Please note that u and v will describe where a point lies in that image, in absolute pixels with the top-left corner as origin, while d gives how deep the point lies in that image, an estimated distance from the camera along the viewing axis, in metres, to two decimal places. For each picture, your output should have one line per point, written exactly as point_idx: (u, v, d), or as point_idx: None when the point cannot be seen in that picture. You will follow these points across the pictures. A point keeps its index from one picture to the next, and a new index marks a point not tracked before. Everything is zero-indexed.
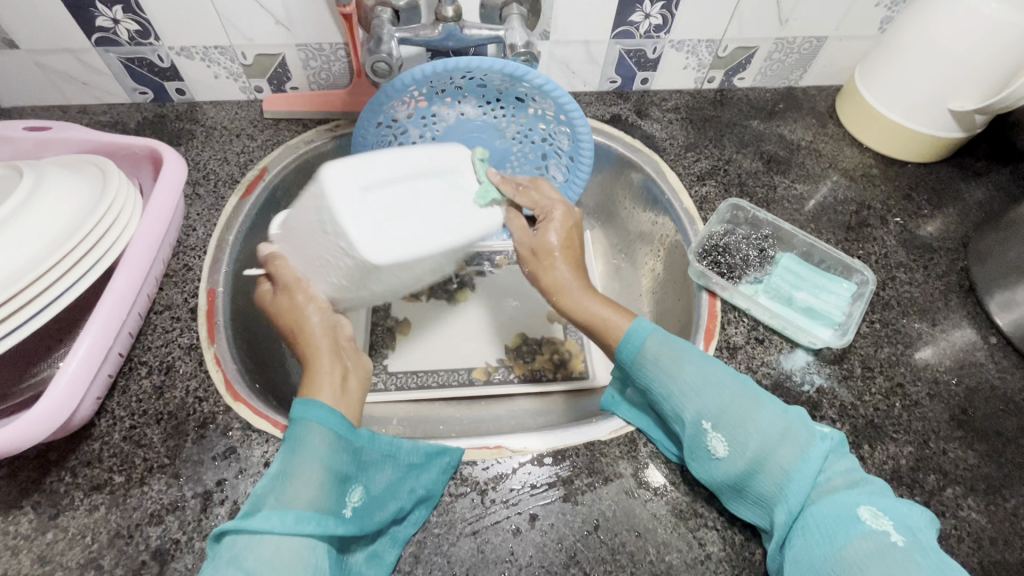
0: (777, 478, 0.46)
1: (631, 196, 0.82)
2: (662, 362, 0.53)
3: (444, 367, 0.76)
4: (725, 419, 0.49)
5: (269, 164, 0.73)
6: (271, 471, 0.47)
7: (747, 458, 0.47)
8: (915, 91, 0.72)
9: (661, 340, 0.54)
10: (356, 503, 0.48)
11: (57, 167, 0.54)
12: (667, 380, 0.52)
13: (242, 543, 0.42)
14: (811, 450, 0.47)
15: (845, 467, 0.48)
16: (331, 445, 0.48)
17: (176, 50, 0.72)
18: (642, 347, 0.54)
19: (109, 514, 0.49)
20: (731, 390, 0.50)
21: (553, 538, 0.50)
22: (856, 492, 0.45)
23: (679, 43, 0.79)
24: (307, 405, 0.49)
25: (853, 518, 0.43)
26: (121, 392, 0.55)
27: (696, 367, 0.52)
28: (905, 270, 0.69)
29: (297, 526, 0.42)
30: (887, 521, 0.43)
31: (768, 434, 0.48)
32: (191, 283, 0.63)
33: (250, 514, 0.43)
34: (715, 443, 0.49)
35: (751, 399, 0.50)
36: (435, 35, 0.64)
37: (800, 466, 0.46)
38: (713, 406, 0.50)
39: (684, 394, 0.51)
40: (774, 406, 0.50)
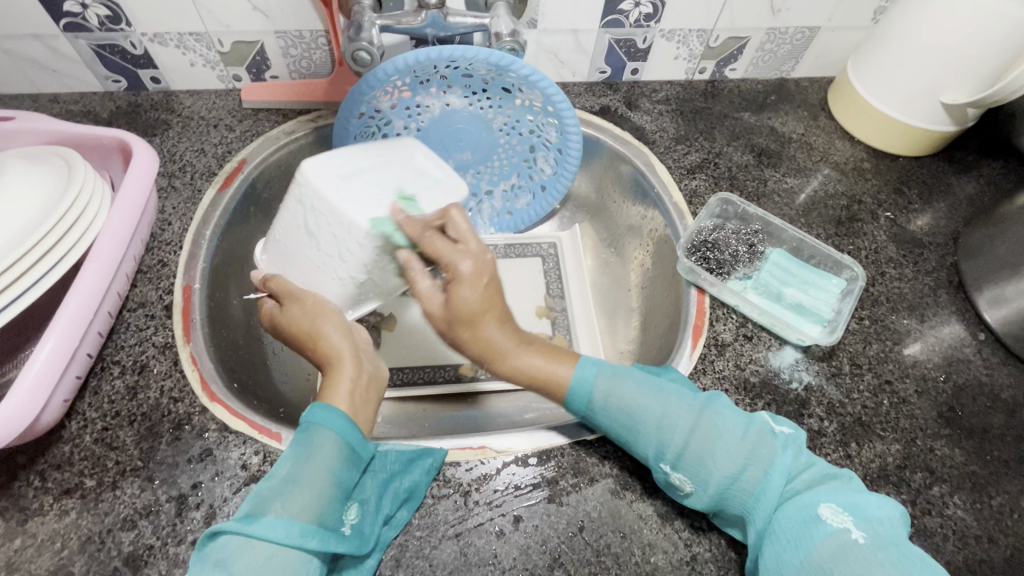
0: (743, 499, 0.46)
1: (621, 189, 0.81)
2: (616, 407, 0.50)
3: (430, 363, 0.74)
4: (685, 457, 0.48)
5: (248, 156, 0.71)
6: (280, 473, 0.44)
7: (712, 492, 0.47)
8: (908, 83, 0.71)
9: (609, 379, 0.51)
10: (355, 520, 0.46)
11: (19, 159, 0.52)
12: (623, 423, 0.50)
13: (235, 545, 0.40)
14: (775, 463, 0.47)
15: (808, 472, 0.47)
16: (343, 456, 0.46)
17: (149, 36, 0.69)
18: (591, 393, 0.51)
19: (80, 519, 0.48)
20: (688, 424, 0.48)
21: (537, 540, 0.49)
22: (815, 491, 0.45)
23: (669, 32, 0.77)
24: (325, 411, 0.46)
25: (815, 519, 0.43)
26: (92, 393, 0.54)
27: (650, 406, 0.49)
28: (895, 266, 0.69)
29: (301, 541, 0.41)
30: (847, 517, 0.43)
31: (730, 465, 0.47)
32: (166, 280, 0.61)
33: (252, 517, 0.41)
34: (679, 482, 0.48)
35: (709, 429, 0.48)
36: (418, 23, 0.62)
37: (764, 485, 0.46)
38: (671, 446, 0.48)
39: (642, 435, 0.49)
40: (734, 430, 0.48)
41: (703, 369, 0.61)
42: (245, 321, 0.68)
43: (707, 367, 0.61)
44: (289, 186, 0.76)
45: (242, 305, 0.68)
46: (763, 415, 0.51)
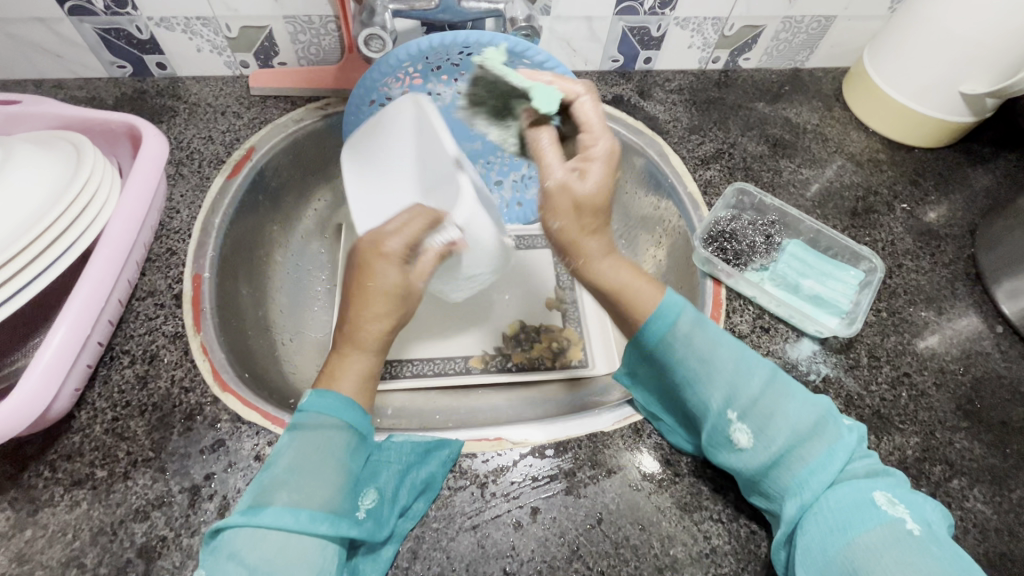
0: (799, 471, 0.45)
1: (633, 180, 0.80)
2: (694, 346, 0.49)
3: (441, 355, 0.74)
4: (754, 410, 0.46)
5: (256, 144, 0.70)
6: (280, 464, 0.43)
7: (771, 453, 0.45)
8: (927, 73, 0.70)
9: (695, 324, 0.49)
10: (371, 505, 0.46)
11: (26, 144, 0.51)
12: (696, 366, 0.48)
13: (246, 537, 0.39)
14: (836, 442, 0.46)
15: (865, 461, 0.46)
16: (349, 445, 0.45)
17: (155, 21, 0.68)
18: (674, 325, 0.49)
19: (91, 510, 0.47)
20: (760, 382, 0.47)
21: (555, 532, 0.49)
22: (872, 479, 0.44)
23: (684, 20, 0.76)
24: (340, 402, 0.46)
25: (870, 505, 0.42)
26: (102, 382, 0.53)
27: (729, 353, 0.48)
28: (911, 258, 0.68)
29: (310, 526, 0.40)
30: (902, 509, 0.42)
31: (798, 428, 0.46)
32: (176, 268, 0.60)
33: (257, 509, 0.40)
34: (739, 434, 0.47)
35: (781, 391, 0.47)
36: (430, 8, 0.61)
37: (823, 460, 0.45)
38: (742, 395, 0.47)
39: (716, 380, 0.48)
40: (801, 397, 0.47)
41: None
42: (254, 311, 0.67)
43: None
44: (298, 175, 0.75)
45: (251, 295, 0.67)
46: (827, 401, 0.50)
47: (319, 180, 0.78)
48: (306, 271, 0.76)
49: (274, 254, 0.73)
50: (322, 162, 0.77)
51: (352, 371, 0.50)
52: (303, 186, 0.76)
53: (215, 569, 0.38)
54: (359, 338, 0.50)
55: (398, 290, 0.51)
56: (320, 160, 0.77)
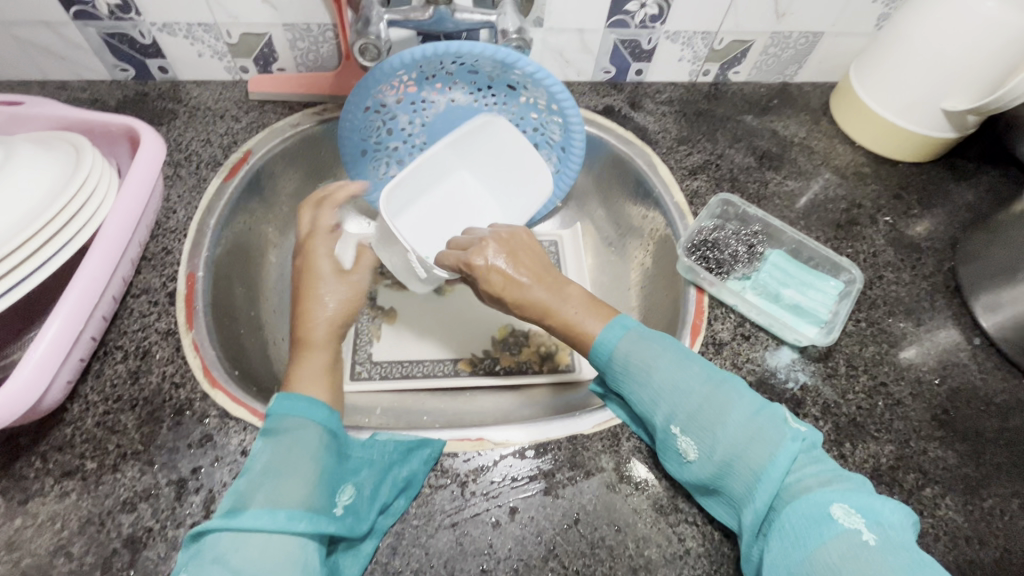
0: (747, 479, 0.46)
1: (623, 189, 0.82)
2: (634, 363, 0.52)
3: (429, 357, 0.75)
4: (694, 422, 0.49)
5: (253, 148, 0.72)
6: (258, 467, 0.45)
7: (716, 462, 0.47)
8: (909, 88, 0.71)
9: (636, 341, 0.52)
10: (347, 501, 0.47)
11: (29, 143, 0.52)
12: (640, 382, 0.51)
13: (228, 542, 0.40)
14: (780, 450, 0.46)
15: (816, 467, 0.47)
16: (321, 443, 0.47)
17: (158, 26, 0.70)
18: (614, 349, 0.53)
19: (80, 500, 0.48)
20: (701, 394, 0.49)
21: (532, 531, 0.50)
22: (827, 490, 0.44)
23: (674, 34, 0.78)
24: (308, 403, 0.48)
25: (826, 518, 0.43)
26: (95, 376, 0.54)
27: (669, 370, 0.50)
28: (892, 270, 0.69)
29: (288, 524, 0.41)
30: (859, 518, 0.42)
31: (738, 439, 0.47)
32: (171, 267, 0.62)
33: (236, 512, 0.42)
34: (685, 447, 0.49)
35: (722, 402, 0.49)
36: (425, 19, 0.63)
37: (768, 468, 0.46)
38: (682, 409, 0.49)
39: (659, 396, 0.50)
40: (746, 408, 0.48)
41: None
42: (247, 310, 0.68)
43: None
44: (294, 179, 0.77)
45: (244, 294, 0.69)
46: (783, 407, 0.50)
47: (315, 183, 0.80)
48: (299, 272, 0.78)
49: (269, 255, 0.75)
50: (318, 165, 0.79)
51: (312, 364, 0.54)
52: (299, 189, 0.78)
53: (194, 572, 0.39)
54: (309, 337, 0.56)
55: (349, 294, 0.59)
56: (317, 164, 0.79)
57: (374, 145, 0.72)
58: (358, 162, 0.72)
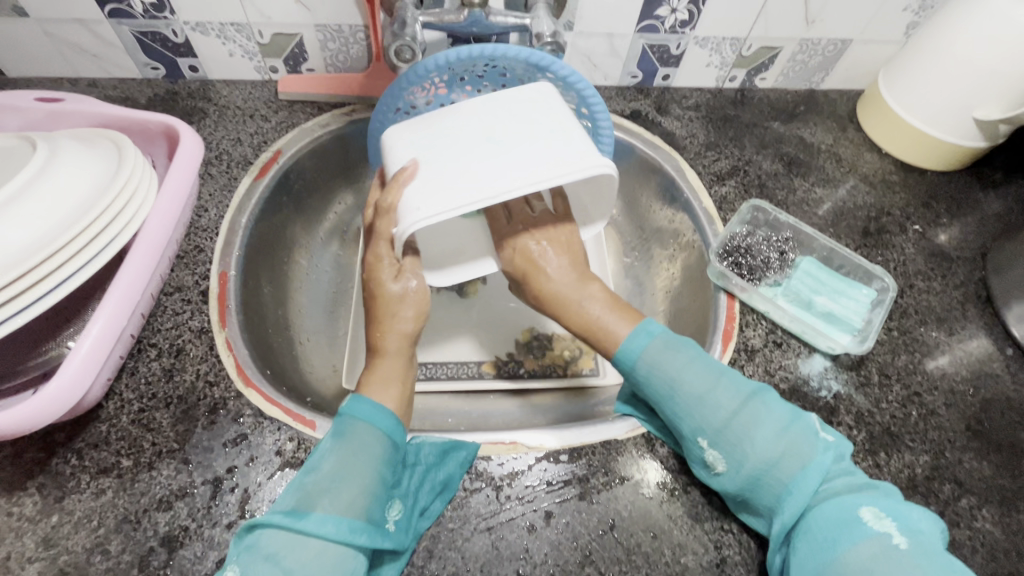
0: (776, 492, 0.47)
1: (649, 193, 0.81)
2: (664, 372, 0.51)
3: (453, 360, 0.75)
4: (721, 437, 0.48)
5: (283, 147, 0.72)
6: (325, 468, 0.44)
7: (745, 476, 0.47)
8: (940, 97, 0.71)
9: (662, 349, 0.52)
10: (399, 516, 0.47)
11: (72, 141, 0.53)
12: (668, 394, 0.50)
13: (284, 540, 0.41)
14: (811, 463, 0.47)
15: (843, 478, 0.47)
16: (385, 452, 0.47)
17: (191, 25, 0.70)
18: (641, 354, 0.52)
19: (116, 498, 0.48)
20: (731, 408, 0.49)
21: (568, 536, 0.49)
22: (856, 495, 0.45)
23: (703, 40, 0.78)
24: (374, 409, 0.48)
25: (854, 521, 0.44)
26: (130, 374, 0.54)
27: (702, 381, 0.50)
28: (923, 278, 0.69)
29: (350, 537, 0.42)
30: (889, 522, 0.43)
31: (767, 454, 0.47)
32: (203, 265, 0.62)
33: (300, 513, 0.42)
34: (713, 460, 0.49)
35: (753, 415, 0.48)
36: (460, 21, 0.63)
37: (797, 480, 0.46)
38: (712, 425, 0.49)
39: (686, 412, 0.50)
40: (776, 423, 0.48)
41: None
42: (275, 309, 0.68)
43: (736, 372, 0.62)
44: (321, 179, 0.77)
45: (273, 294, 0.69)
46: (812, 416, 0.50)
47: (342, 184, 0.80)
48: (325, 272, 0.78)
49: (296, 255, 0.75)
50: (345, 166, 0.79)
51: (391, 375, 0.56)
52: (326, 189, 0.78)
53: (250, 567, 0.40)
54: (381, 346, 0.58)
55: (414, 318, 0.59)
56: (343, 164, 0.79)
57: None
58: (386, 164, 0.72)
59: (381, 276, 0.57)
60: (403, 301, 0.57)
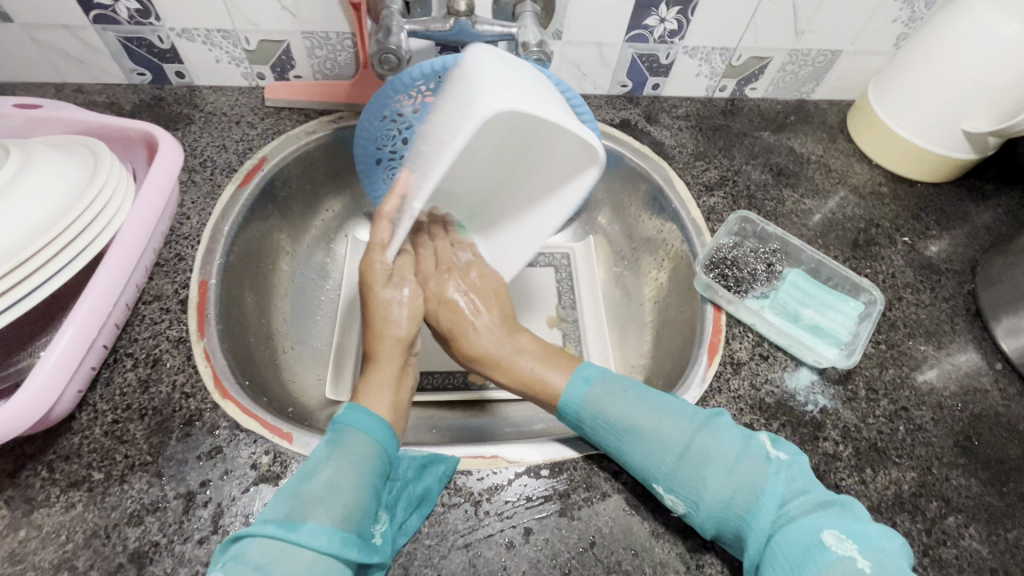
0: (736, 525, 0.46)
1: (638, 204, 0.81)
2: (606, 418, 0.51)
3: (439, 369, 0.74)
4: (675, 480, 0.48)
5: (269, 154, 0.71)
6: (320, 478, 0.44)
7: (704, 515, 0.47)
8: (929, 109, 0.71)
9: (601, 397, 0.52)
10: (384, 528, 0.47)
11: (47, 147, 0.52)
12: (617, 440, 0.50)
13: (277, 552, 0.39)
14: (764, 492, 0.46)
15: (802, 498, 0.46)
16: (378, 465, 0.47)
17: (177, 32, 0.69)
18: (583, 405, 0.52)
19: (86, 512, 0.47)
20: (680, 447, 0.48)
21: (547, 554, 0.48)
22: (815, 517, 0.44)
23: (693, 50, 0.78)
24: (370, 419, 0.48)
25: (816, 548, 0.43)
26: (104, 384, 0.53)
27: (646, 422, 0.50)
28: (912, 291, 0.68)
29: (342, 550, 0.41)
30: (852, 544, 0.43)
31: (720, 491, 0.46)
32: (183, 274, 0.61)
33: (292, 522, 0.41)
34: (672, 502, 0.48)
35: (703, 452, 0.48)
36: (446, 29, 0.62)
37: (756, 511, 0.46)
38: (663, 469, 0.48)
39: (637, 456, 0.49)
40: (726, 456, 0.48)
41: (718, 387, 0.60)
42: (258, 318, 0.67)
43: (722, 385, 0.61)
44: (307, 187, 0.76)
45: (255, 302, 0.68)
46: (761, 438, 0.50)
47: (328, 191, 0.79)
48: (310, 281, 0.77)
49: (281, 263, 0.74)
50: (331, 173, 0.78)
51: (382, 382, 0.54)
52: (311, 197, 0.78)
53: None
54: (374, 351, 0.56)
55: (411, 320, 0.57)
56: (330, 171, 0.78)
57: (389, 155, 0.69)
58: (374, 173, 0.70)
59: (375, 271, 0.57)
60: (391, 307, 0.56)
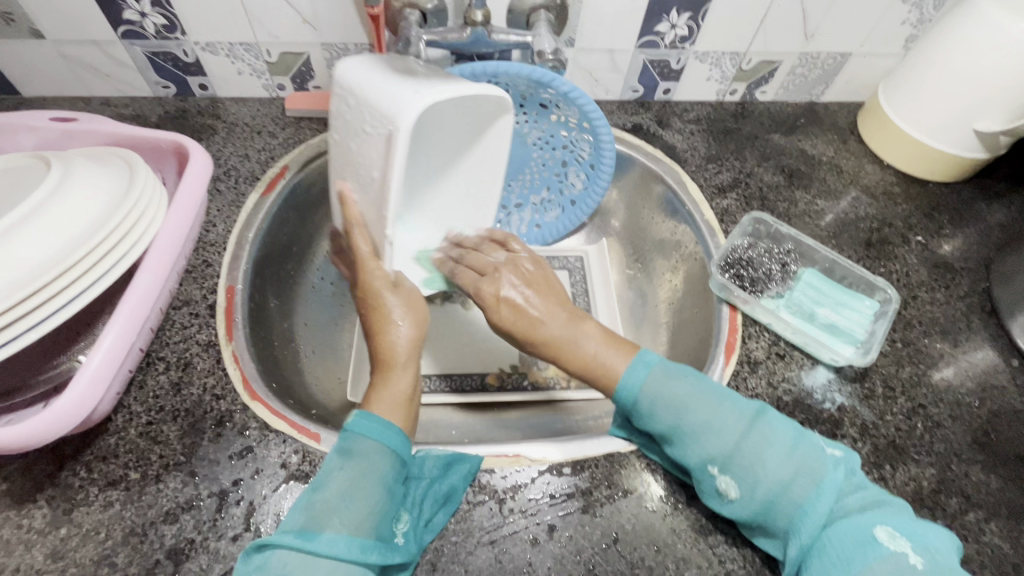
0: (790, 515, 0.47)
1: (652, 206, 0.82)
2: (662, 401, 0.51)
3: (458, 372, 0.75)
4: (734, 462, 0.48)
5: (290, 162, 0.73)
6: (334, 487, 0.45)
7: (759, 500, 0.47)
8: (940, 111, 0.71)
9: (662, 379, 0.52)
10: (407, 527, 0.48)
11: (85, 160, 0.54)
12: (676, 422, 0.50)
13: (298, 561, 0.41)
14: (824, 481, 0.47)
15: (857, 495, 0.47)
16: (392, 470, 0.48)
17: (202, 46, 0.72)
18: (642, 387, 0.52)
19: (124, 511, 0.49)
20: (738, 431, 0.49)
21: (571, 550, 0.49)
22: (872, 514, 0.45)
23: (704, 55, 0.79)
24: (382, 426, 0.49)
25: (871, 541, 0.43)
26: (138, 387, 0.55)
27: (704, 405, 0.50)
28: (927, 290, 0.69)
29: (362, 556, 0.42)
30: (905, 542, 0.43)
31: (781, 474, 0.47)
32: (211, 279, 0.63)
33: (310, 533, 0.42)
34: (725, 486, 0.48)
35: (759, 437, 0.49)
36: (463, 39, 0.64)
37: (813, 501, 0.46)
38: (722, 450, 0.48)
39: (696, 438, 0.49)
40: (783, 443, 0.48)
41: (736, 386, 0.61)
42: (281, 322, 0.69)
43: (740, 384, 0.62)
44: (326, 194, 0.78)
45: (279, 307, 0.70)
46: (814, 434, 0.51)
47: None
48: (330, 285, 0.79)
49: (303, 269, 0.76)
50: None
51: (399, 383, 0.54)
52: (330, 204, 0.80)
53: None
54: (388, 357, 0.55)
55: (414, 343, 0.56)
56: None
57: None
58: None
59: (374, 280, 0.56)
60: (399, 313, 0.56)
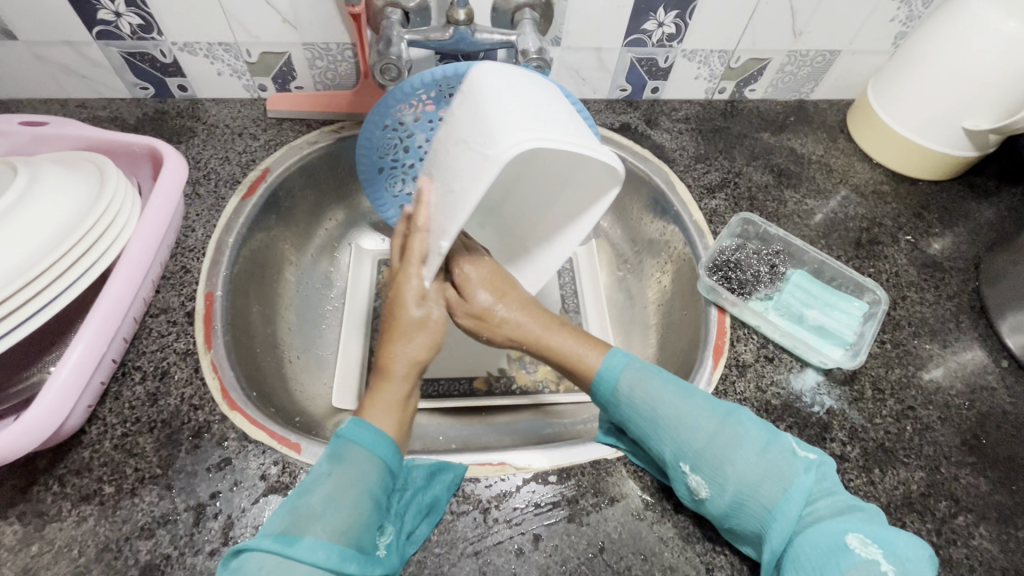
0: (760, 518, 0.46)
1: (641, 206, 0.81)
2: (636, 397, 0.52)
3: (445, 377, 0.74)
4: (704, 459, 0.48)
5: (272, 165, 0.72)
6: (319, 493, 0.44)
7: (728, 500, 0.47)
8: (931, 109, 0.71)
9: (635, 376, 0.53)
10: (390, 539, 0.46)
11: (53, 166, 0.53)
12: (650, 419, 0.51)
13: (275, 566, 0.40)
14: (794, 484, 0.47)
15: (829, 499, 0.47)
16: (381, 480, 0.46)
17: (179, 46, 0.70)
18: (617, 381, 0.53)
19: (98, 526, 0.47)
20: (710, 429, 0.49)
21: (557, 560, 0.48)
22: (842, 520, 0.45)
23: (692, 53, 0.78)
24: (374, 434, 0.48)
25: (842, 548, 0.43)
26: (114, 398, 0.54)
27: (676, 402, 0.51)
28: (916, 290, 0.68)
29: (340, 565, 0.41)
30: (876, 549, 0.43)
31: (750, 475, 0.47)
32: (189, 286, 0.61)
33: (290, 538, 0.41)
34: (696, 485, 0.48)
35: (731, 436, 0.49)
36: (446, 39, 0.63)
37: (782, 504, 0.46)
38: (692, 447, 0.49)
39: (667, 434, 0.50)
40: (755, 444, 0.48)
41: (725, 390, 0.60)
42: (263, 328, 0.68)
43: (728, 388, 0.61)
44: (309, 197, 0.77)
45: (261, 312, 0.68)
46: (789, 437, 0.50)
47: (331, 202, 0.80)
48: (315, 289, 0.78)
49: (286, 274, 0.75)
50: (334, 182, 0.79)
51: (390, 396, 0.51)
52: (314, 207, 0.78)
53: None
54: (386, 367, 0.53)
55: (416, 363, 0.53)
56: (332, 180, 0.78)
57: (392, 163, 0.68)
58: (376, 180, 0.70)
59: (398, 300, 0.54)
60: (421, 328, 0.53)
